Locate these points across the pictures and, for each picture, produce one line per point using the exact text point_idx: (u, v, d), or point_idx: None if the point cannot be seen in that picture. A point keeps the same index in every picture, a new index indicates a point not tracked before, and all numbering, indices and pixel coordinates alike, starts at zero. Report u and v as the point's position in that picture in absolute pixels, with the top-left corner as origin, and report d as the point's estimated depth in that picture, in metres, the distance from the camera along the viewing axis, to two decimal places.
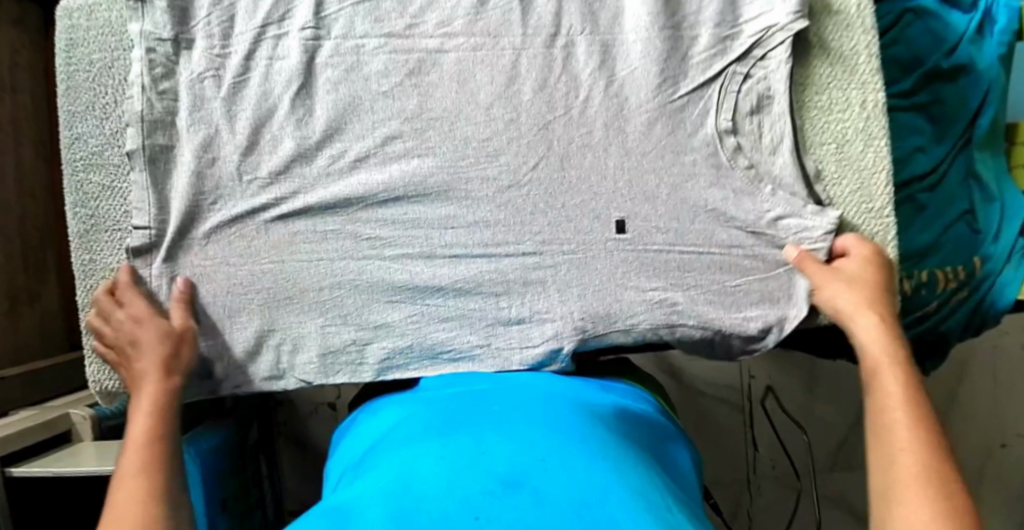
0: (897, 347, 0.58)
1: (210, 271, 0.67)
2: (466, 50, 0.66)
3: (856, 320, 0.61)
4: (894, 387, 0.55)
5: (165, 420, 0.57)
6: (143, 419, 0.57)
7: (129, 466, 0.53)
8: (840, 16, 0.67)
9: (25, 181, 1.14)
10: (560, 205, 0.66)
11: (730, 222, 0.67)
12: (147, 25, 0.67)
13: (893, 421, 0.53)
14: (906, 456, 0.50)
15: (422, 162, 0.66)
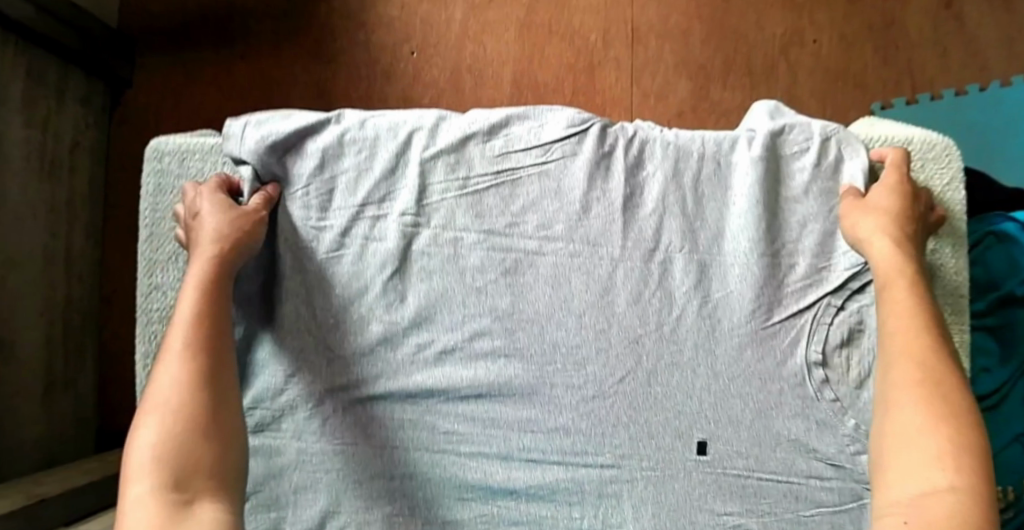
0: (916, 296, 0.55)
1: (279, 444, 0.65)
2: (564, 254, 0.66)
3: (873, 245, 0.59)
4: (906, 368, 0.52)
5: (201, 329, 0.55)
6: (184, 316, 0.56)
7: (154, 415, 0.51)
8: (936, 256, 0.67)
9: (71, 258, 1.16)
10: (643, 420, 0.65)
11: (812, 452, 0.66)
12: (243, 186, 0.66)
13: (897, 400, 0.51)
14: (936, 470, 0.46)
15: (510, 364, 0.65)
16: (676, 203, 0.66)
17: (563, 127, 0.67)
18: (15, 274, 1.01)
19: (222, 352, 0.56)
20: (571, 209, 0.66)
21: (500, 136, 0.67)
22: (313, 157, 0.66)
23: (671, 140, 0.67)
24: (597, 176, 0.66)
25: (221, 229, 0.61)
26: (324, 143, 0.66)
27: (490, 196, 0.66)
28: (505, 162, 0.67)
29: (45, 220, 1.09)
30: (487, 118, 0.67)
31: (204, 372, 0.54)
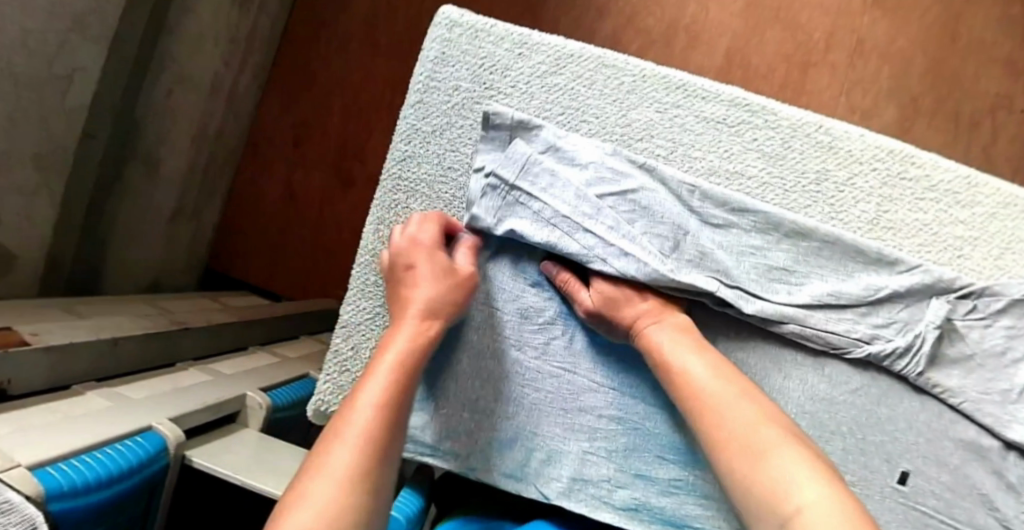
0: (756, 440, 0.53)
1: (495, 347, 0.62)
2: (849, 247, 0.61)
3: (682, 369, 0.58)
4: (760, 435, 0.54)
5: (389, 411, 0.50)
6: (372, 395, 0.50)
7: (314, 496, 0.43)
8: None
9: (236, 99, 1.06)
10: (860, 435, 0.63)
11: (995, 510, 0.65)
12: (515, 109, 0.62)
13: (765, 446, 0.53)
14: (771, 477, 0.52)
15: (748, 337, 0.62)
16: (974, 234, 0.64)
17: (883, 146, 0.62)
18: (180, 91, 0.93)
19: (399, 430, 0.50)
20: (870, 208, 0.62)
21: (807, 130, 0.62)
22: (592, 89, 0.62)
23: (986, 185, 0.64)
24: (906, 181, 0.62)
25: (437, 301, 0.56)
26: (619, 78, 0.62)
27: (792, 166, 0.62)
28: (816, 134, 0.62)
29: (222, 48, 0.98)
30: (794, 110, 0.62)
31: (382, 460, 0.48)
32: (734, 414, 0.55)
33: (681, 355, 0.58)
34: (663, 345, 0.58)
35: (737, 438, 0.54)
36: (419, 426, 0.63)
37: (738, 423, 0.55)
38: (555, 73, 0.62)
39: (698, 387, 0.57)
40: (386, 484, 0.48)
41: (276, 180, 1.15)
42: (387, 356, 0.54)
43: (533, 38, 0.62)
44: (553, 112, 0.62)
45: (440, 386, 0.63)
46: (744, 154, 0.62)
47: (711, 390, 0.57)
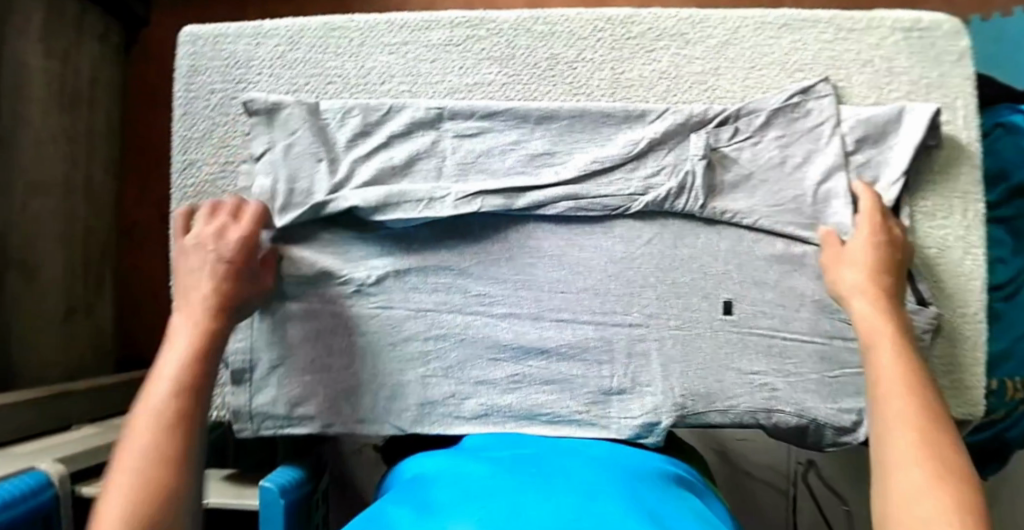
0: (918, 398, 0.53)
1: (316, 308, 0.67)
2: (599, 114, 0.67)
3: (878, 349, 0.57)
4: (900, 401, 0.53)
5: (182, 395, 0.53)
6: (160, 388, 0.53)
7: (118, 486, 0.47)
8: (953, 141, 0.71)
9: (95, 196, 1.11)
10: (669, 280, 0.67)
11: (831, 311, 0.68)
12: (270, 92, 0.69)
13: (891, 415, 0.52)
14: (901, 427, 0.51)
15: (539, 227, 0.67)
16: (713, 67, 0.69)
17: (600, 17, 0.68)
18: (36, 199, 0.96)
19: (195, 424, 0.52)
20: (606, 75, 0.68)
21: (525, 25, 0.68)
22: (334, 53, 0.69)
23: (712, 23, 0.69)
24: (633, 40, 0.68)
25: (221, 294, 0.59)
26: (351, 36, 0.69)
27: (521, 61, 0.68)
28: (538, 25, 0.68)
29: (64, 150, 1.01)
30: (512, 11, 0.69)
31: (180, 445, 0.51)
32: (897, 406, 0.53)
33: (889, 356, 0.56)
34: (885, 365, 0.56)
35: (893, 435, 0.51)
36: (271, 400, 0.68)
37: (892, 386, 0.54)
38: (296, 50, 0.70)
39: (879, 374, 0.56)
40: (199, 458, 0.52)
41: (155, 257, 1.20)
42: (181, 338, 0.56)
43: (271, 28, 0.70)
44: (301, 85, 0.69)
45: (277, 361, 0.68)
46: (478, 65, 0.68)
47: (901, 382, 0.54)
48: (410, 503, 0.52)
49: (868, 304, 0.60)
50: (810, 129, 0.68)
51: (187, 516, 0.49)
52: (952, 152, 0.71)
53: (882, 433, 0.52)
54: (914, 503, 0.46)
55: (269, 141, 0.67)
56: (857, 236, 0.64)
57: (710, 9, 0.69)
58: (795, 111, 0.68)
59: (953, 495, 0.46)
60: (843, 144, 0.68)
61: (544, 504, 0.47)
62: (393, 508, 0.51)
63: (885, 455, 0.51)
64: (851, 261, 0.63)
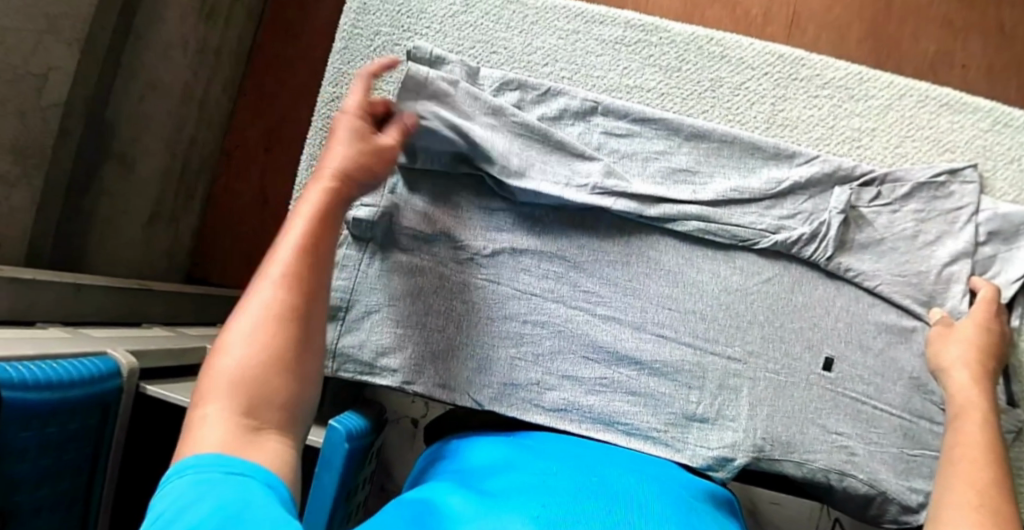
0: (991, 466, 0.52)
1: (425, 266, 0.68)
2: (747, 146, 0.68)
3: (964, 424, 0.57)
4: (971, 466, 0.53)
5: (310, 252, 0.49)
6: (293, 234, 0.50)
7: (244, 329, 0.45)
8: None
9: (207, 108, 1.12)
10: (777, 323, 0.67)
11: (926, 393, 0.67)
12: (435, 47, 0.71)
13: (960, 474, 0.52)
14: (964, 483, 0.51)
15: (662, 240, 0.68)
16: (870, 127, 0.70)
17: (772, 53, 0.69)
18: (151, 98, 0.99)
19: (320, 283, 0.49)
20: (765, 110, 0.69)
21: (697, 43, 0.69)
22: (505, 26, 0.71)
23: (874, 85, 0.70)
24: (798, 82, 0.69)
25: (355, 153, 0.56)
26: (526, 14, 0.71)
27: (684, 76, 0.70)
28: (709, 47, 0.70)
29: (190, 58, 1.04)
30: (686, 26, 0.70)
31: (307, 298, 0.48)
32: (962, 480, 0.52)
33: (975, 430, 0.56)
34: (971, 438, 0.56)
35: (953, 489, 0.51)
36: (358, 343, 0.68)
37: (969, 453, 0.54)
38: (468, 15, 0.71)
39: (961, 442, 0.56)
40: (322, 319, 0.49)
41: (250, 185, 1.19)
42: (315, 187, 0.53)
43: None
44: (465, 48, 0.71)
45: (376, 307, 0.68)
46: (643, 69, 0.70)
47: (975, 460, 0.53)
48: (465, 481, 0.50)
49: (968, 378, 0.61)
50: (943, 212, 0.68)
51: (305, 376, 0.46)
52: None
53: (946, 494, 0.51)
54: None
55: (414, 84, 0.67)
56: (966, 317, 0.65)
57: (879, 71, 0.70)
58: (938, 190, 0.68)
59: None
60: (974, 233, 0.68)
61: (590, 498, 0.45)
62: (444, 483, 0.50)
63: (945, 506, 0.50)
64: (955, 335, 0.64)
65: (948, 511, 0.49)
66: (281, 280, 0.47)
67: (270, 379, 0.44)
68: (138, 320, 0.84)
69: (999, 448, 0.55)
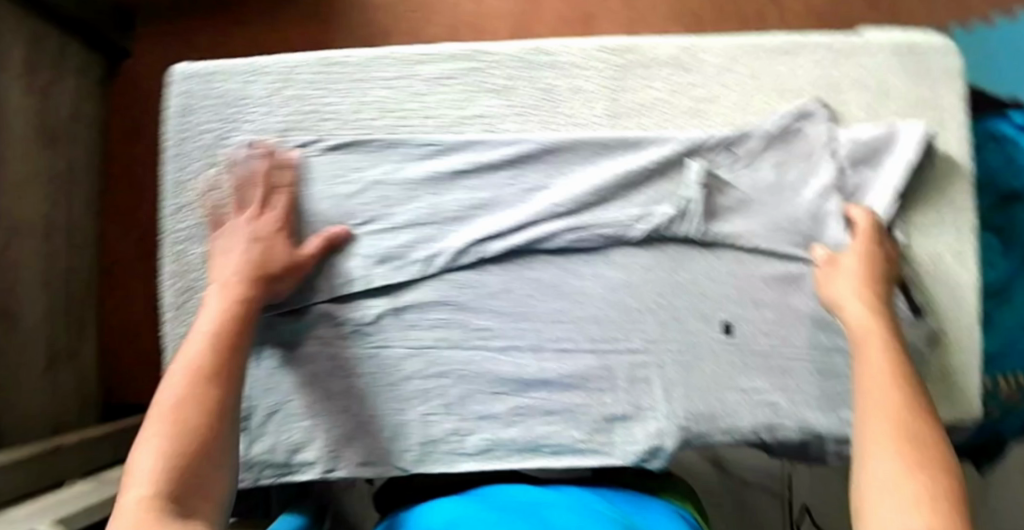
0: (907, 400, 0.51)
1: (312, 351, 0.67)
2: (595, 146, 0.67)
3: (869, 352, 0.55)
4: (886, 401, 0.51)
5: (211, 357, 0.53)
6: (195, 344, 0.54)
7: (154, 431, 0.48)
8: (944, 155, 0.70)
9: (76, 235, 1.11)
10: (669, 305, 0.67)
11: (833, 328, 0.67)
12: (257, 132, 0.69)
13: (874, 413, 0.51)
14: (884, 423, 0.49)
15: (534, 259, 0.67)
16: (710, 92, 0.69)
17: (600, 48, 0.68)
18: (16, 243, 0.95)
19: (228, 387, 0.53)
20: (605, 104, 0.68)
21: (525, 57, 0.67)
22: (329, 89, 0.68)
23: (707, 49, 0.69)
24: (631, 69, 0.68)
25: (248, 256, 0.61)
26: (348, 71, 0.68)
27: (519, 93, 0.68)
28: (536, 57, 0.68)
29: (43, 190, 1.02)
30: (509, 43, 0.68)
31: (214, 411, 0.51)
32: (885, 406, 0.50)
33: (877, 358, 0.55)
34: (875, 366, 0.54)
35: (876, 431, 0.49)
36: (270, 446, 0.68)
37: (879, 385, 0.52)
38: (289, 88, 0.68)
39: (864, 374, 0.54)
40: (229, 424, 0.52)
41: (139, 299, 1.19)
42: (214, 302, 0.58)
43: (268, 66, 0.69)
44: (296, 123, 0.68)
45: (277, 405, 0.68)
46: (476, 98, 0.67)
47: (890, 381, 0.52)
48: None
49: (863, 308, 0.59)
50: (795, 152, 0.68)
51: (215, 476, 0.49)
52: (940, 166, 0.70)
53: (868, 421, 0.50)
54: (885, 488, 0.45)
55: None
56: (848, 250, 0.64)
57: (708, 38, 0.69)
58: (789, 134, 0.68)
59: (930, 486, 0.44)
60: (836, 164, 0.68)
61: None
62: None
63: (867, 436, 0.49)
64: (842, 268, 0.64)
65: (876, 462, 0.47)
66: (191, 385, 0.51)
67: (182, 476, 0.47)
68: (57, 481, 0.82)
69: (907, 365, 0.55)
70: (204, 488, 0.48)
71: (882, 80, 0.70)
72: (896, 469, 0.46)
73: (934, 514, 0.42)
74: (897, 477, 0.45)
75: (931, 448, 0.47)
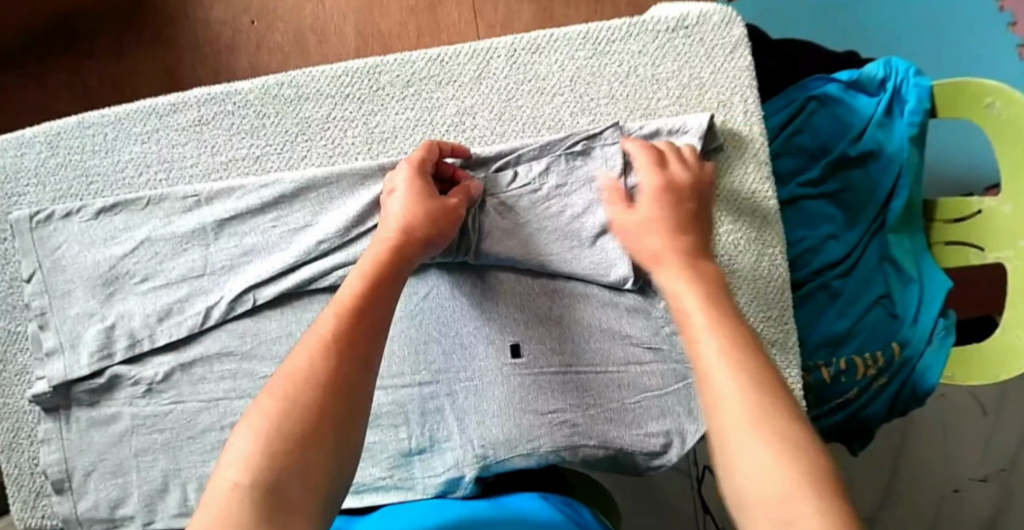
0: (769, 390, 0.42)
1: (113, 411, 0.68)
2: (355, 179, 0.66)
3: (704, 342, 0.46)
4: (747, 397, 0.42)
5: (352, 329, 0.49)
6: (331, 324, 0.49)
7: (233, 454, 0.41)
8: (737, 141, 0.67)
9: None
10: (453, 332, 0.66)
11: (625, 339, 0.66)
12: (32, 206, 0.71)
13: (733, 423, 0.41)
14: (747, 433, 0.40)
15: (310, 300, 0.66)
16: (469, 104, 0.68)
17: (348, 74, 0.68)
18: None
19: (367, 362, 0.48)
20: (359, 131, 0.68)
21: (272, 93, 0.69)
22: (93, 152, 0.70)
23: (461, 58, 0.68)
24: (382, 90, 0.68)
25: (416, 219, 0.59)
26: (107, 131, 0.70)
27: (271, 131, 0.68)
28: (285, 91, 0.69)
29: None
30: (258, 80, 0.69)
31: (342, 393, 0.45)
32: (724, 376, 0.43)
33: (711, 349, 0.45)
34: (711, 356, 0.44)
35: (745, 444, 0.40)
36: (91, 504, 0.69)
37: (727, 388, 0.42)
38: (59, 155, 0.71)
39: (712, 374, 0.44)
40: (358, 417, 0.46)
41: None
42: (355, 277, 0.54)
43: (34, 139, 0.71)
44: (67, 189, 0.71)
45: (88, 467, 0.69)
46: (230, 141, 0.69)
47: (723, 341, 0.45)
48: None
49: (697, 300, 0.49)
50: (566, 148, 0.66)
51: (315, 476, 0.42)
52: (734, 153, 0.67)
53: (719, 400, 0.42)
54: (761, 482, 0.38)
55: (34, 263, 0.69)
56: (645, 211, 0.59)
57: (459, 46, 0.68)
58: (555, 137, 0.66)
59: (806, 465, 0.38)
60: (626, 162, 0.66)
61: None
62: None
63: (740, 453, 0.40)
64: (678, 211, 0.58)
65: (758, 486, 0.38)
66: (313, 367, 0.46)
67: (270, 491, 0.39)
68: None
69: (730, 316, 0.48)
70: (317, 472, 0.42)
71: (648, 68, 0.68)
72: (763, 443, 0.39)
73: (812, 501, 0.36)
74: (768, 463, 0.38)
75: (784, 410, 0.41)
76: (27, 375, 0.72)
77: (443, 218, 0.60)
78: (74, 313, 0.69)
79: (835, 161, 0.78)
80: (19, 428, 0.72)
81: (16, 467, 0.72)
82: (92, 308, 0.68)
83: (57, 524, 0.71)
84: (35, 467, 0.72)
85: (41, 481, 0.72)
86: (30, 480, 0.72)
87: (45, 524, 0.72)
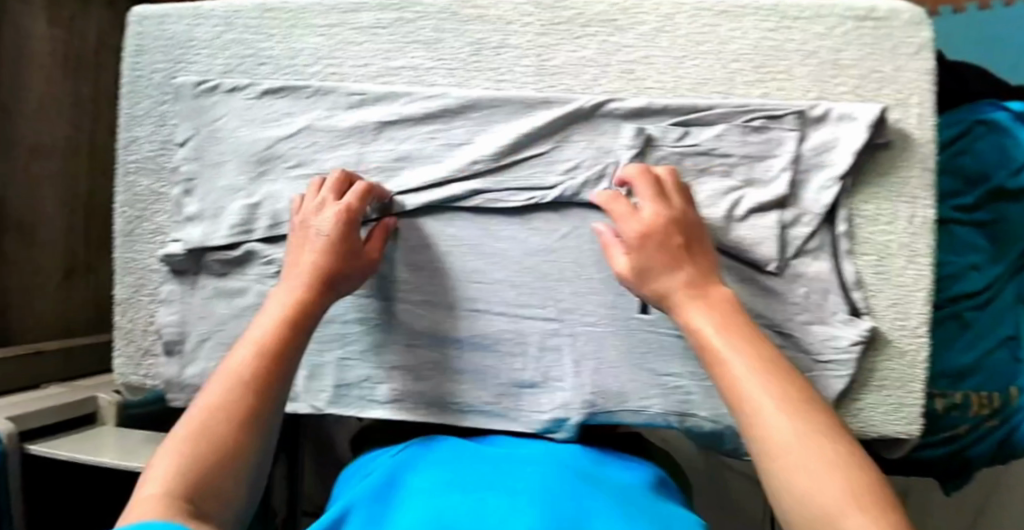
0: (831, 443, 0.44)
1: (240, 286, 0.70)
2: (521, 106, 0.67)
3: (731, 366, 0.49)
4: (812, 450, 0.44)
5: (260, 360, 0.54)
6: (238, 357, 0.54)
7: (156, 466, 0.47)
8: (907, 142, 0.65)
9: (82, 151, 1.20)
10: (587, 276, 0.66)
11: (758, 318, 0.64)
12: (199, 74, 0.72)
13: (801, 469, 0.43)
14: (823, 479, 0.42)
15: (453, 216, 0.67)
16: (646, 53, 0.67)
17: (532, 4, 0.67)
18: (36, 162, 1.12)
19: (264, 397, 0.53)
20: (533, 62, 0.67)
21: (452, 10, 0.68)
22: (266, 36, 0.70)
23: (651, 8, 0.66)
24: (561, 25, 0.67)
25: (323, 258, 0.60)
26: (283, 18, 0.70)
27: (447, 45, 0.68)
28: (465, 10, 0.68)
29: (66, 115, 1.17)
30: None
31: (233, 420, 0.50)
32: (776, 417, 0.45)
33: (760, 386, 0.47)
34: (774, 396, 0.47)
35: (822, 489, 0.42)
36: (198, 372, 0.71)
37: (776, 426, 0.45)
38: (232, 32, 0.71)
39: (770, 417, 0.46)
40: (252, 451, 0.51)
41: None
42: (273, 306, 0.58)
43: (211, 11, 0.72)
44: (234, 67, 0.71)
45: (204, 335, 0.70)
46: (403, 49, 0.68)
47: (764, 376, 0.48)
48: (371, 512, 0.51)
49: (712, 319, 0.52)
50: (743, 121, 0.65)
51: (221, 494, 0.48)
52: (902, 153, 0.65)
53: (777, 443, 0.45)
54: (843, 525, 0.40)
55: (192, 128, 0.71)
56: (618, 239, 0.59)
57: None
58: (734, 106, 0.65)
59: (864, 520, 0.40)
60: (798, 143, 0.64)
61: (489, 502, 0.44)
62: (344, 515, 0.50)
63: (818, 497, 0.42)
64: (639, 256, 0.57)
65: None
66: (219, 397, 0.51)
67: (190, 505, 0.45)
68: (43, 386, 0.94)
69: (757, 338, 0.51)
70: (224, 498, 0.48)
71: (839, 54, 0.66)
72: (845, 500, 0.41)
73: None
74: (849, 513, 0.40)
75: (831, 457, 0.43)
76: (162, 234, 0.74)
77: (338, 261, 0.60)
78: (221, 184, 0.70)
79: (991, 190, 0.76)
80: (142, 285, 0.74)
81: (130, 322, 0.74)
82: (239, 184, 0.70)
83: (159, 385, 0.73)
84: (149, 325, 0.73)
85: (152, 340, 0.73)
86: (141, 336, 0.74)
87: (146, 382, 0.74)
